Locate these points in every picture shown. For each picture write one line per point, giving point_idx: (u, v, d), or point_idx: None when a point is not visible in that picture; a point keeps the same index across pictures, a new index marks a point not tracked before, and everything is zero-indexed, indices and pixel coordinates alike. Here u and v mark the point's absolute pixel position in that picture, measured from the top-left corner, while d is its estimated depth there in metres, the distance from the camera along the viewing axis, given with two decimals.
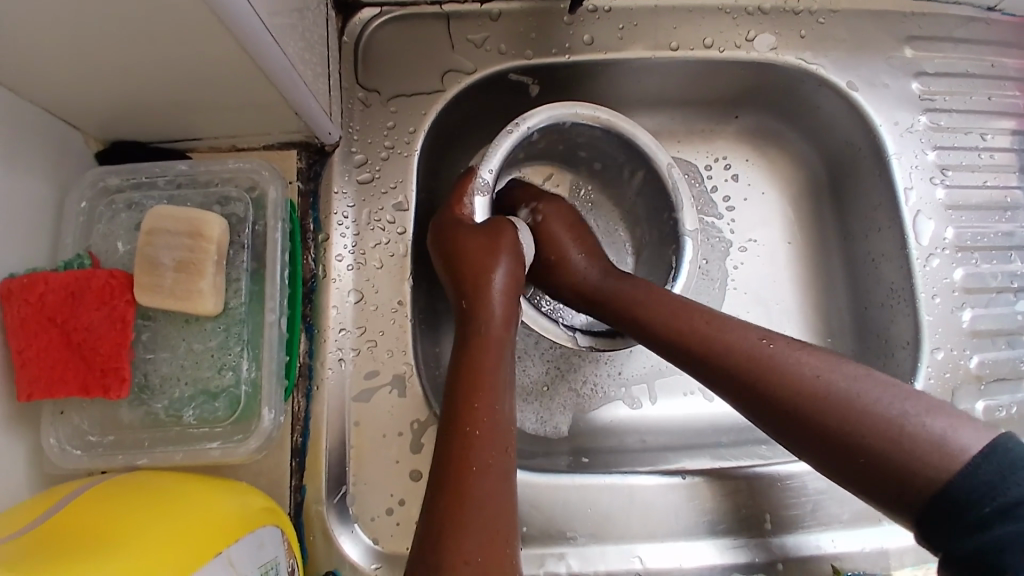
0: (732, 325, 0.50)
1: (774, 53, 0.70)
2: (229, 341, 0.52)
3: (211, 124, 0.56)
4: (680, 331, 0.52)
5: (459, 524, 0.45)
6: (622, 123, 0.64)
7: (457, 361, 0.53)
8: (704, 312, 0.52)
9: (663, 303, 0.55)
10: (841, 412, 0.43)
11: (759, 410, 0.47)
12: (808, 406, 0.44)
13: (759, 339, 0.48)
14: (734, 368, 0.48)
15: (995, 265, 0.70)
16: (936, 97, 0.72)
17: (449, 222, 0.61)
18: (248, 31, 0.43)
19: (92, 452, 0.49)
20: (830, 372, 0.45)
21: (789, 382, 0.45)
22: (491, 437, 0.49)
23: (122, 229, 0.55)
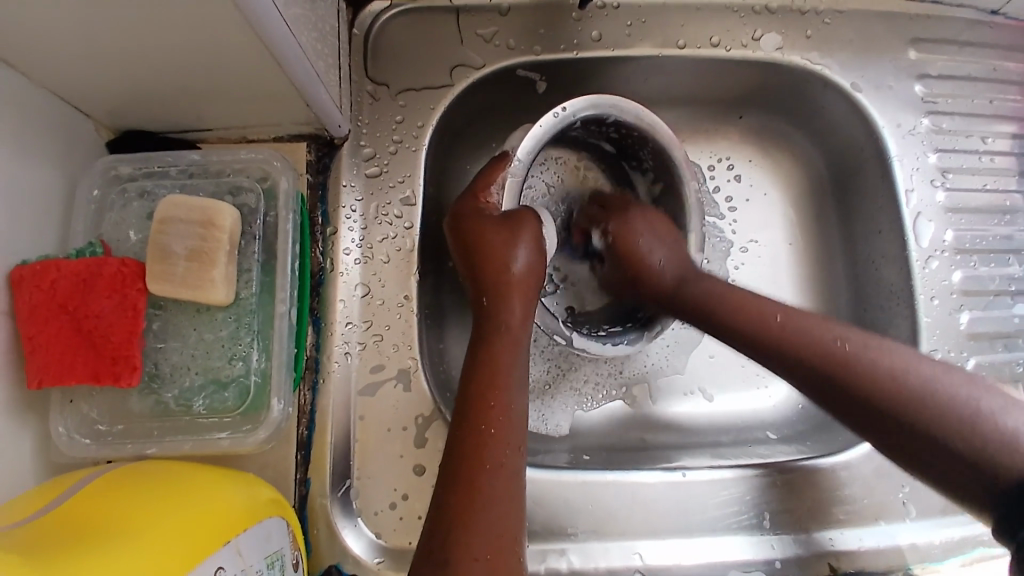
0: (811, 324, 0.52)
1: (780, 53, 0.71)
2: (239, 331, 0.52)
3: (221, 114, 0.55)
4: (757, 328, 0.54)
5: (471, 521, 0.46)
6: (664, 134, 0.64)
7: (475, 359, 0.54)
8: (787, 311, 0.54)
9: (740, 301, 0.56)
10: (919, 407, 0.44)
11: (840, 402, 0.48)
12: (888, 398, 0.46)
13: (834, 338, 0.50)
14: (811, 362, 0.50)
15: (993, 268, 0.71)
16: (939, 99, 0.72)
17: (471, 212, 0.60)
18: (265, 18, 0.43)
19: (101, 440, 0.50)
20: (913, 369, 0.46)
21: (867, 377, 0.47)
22: (506, 436, 0.51)
23: (133, 218, 0.54)
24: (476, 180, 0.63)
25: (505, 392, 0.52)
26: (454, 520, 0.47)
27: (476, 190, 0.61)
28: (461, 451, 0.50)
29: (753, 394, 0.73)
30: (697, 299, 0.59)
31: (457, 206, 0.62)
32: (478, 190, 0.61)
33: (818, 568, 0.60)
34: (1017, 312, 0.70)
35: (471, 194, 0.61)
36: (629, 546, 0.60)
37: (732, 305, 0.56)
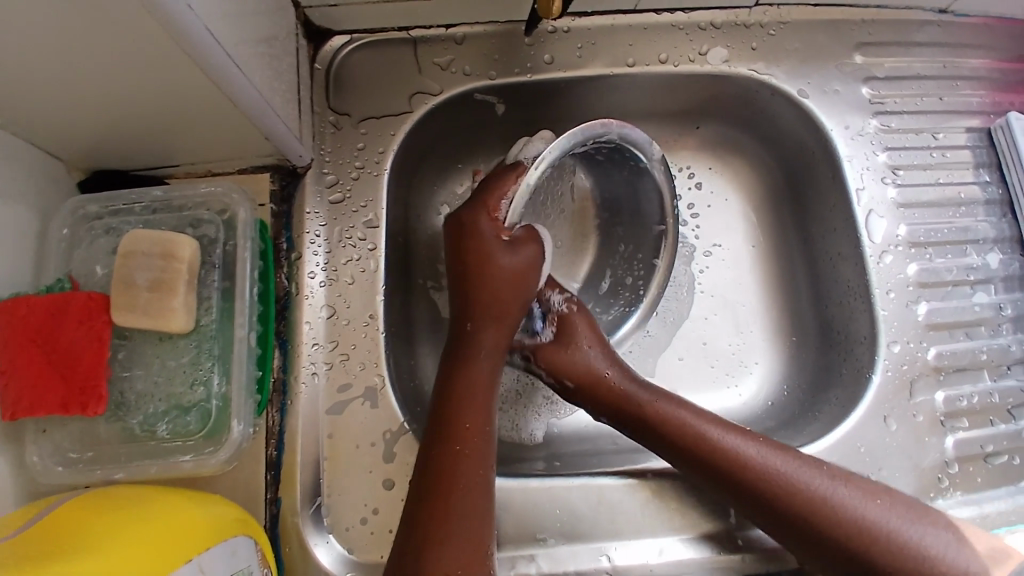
0: (789, 464, 0.54)
1: (727, 65, 0.73)
2: (200, 357, 0.54)
3: (186, 151, 0.58)
4: (750, 476, 0.54)
5: (442, 537, 0.48)
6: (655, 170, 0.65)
7: (452, 381, 0.55)
8: (762, 442, 0.56)
9: (724, 448, 0.55)
10: (887, 553, 0.51)
11: (799, 534, 0.53)
12: (866, 543, 0.51)
13: (815, 477, 0.53)
14: (796, 510, 0.53)
15: (950, 259, 0.72)
16: (887, 100, 0.74)
17: (475, 230, 0.57)
18: (213, 62, 0.46)
19: (73, 467, 0.52)
20: (876, 505, 0.52)
21: (850, 525, 0.51)
22: (478, 456, 0.52)
23: (101, 253, 0.57)
24: (485, 191, 0.59)
25: (479, 415, 0.54)
26: (425, 537, 0.48)
27: (487, 205, 0.58)
28: (437, 469, 0.51)
29: (724, 393, 0.74)
30: (677, 440, 0.56)
31: (463, 217, 0.59)
32: (488, 206, 0.58)
33: (785, 564, 0.61)
34: (977, 301, 0.71)
35: (480, 209, 0.58)
36: (597, 548, 0.60)
37: (700, 441, 0.56)
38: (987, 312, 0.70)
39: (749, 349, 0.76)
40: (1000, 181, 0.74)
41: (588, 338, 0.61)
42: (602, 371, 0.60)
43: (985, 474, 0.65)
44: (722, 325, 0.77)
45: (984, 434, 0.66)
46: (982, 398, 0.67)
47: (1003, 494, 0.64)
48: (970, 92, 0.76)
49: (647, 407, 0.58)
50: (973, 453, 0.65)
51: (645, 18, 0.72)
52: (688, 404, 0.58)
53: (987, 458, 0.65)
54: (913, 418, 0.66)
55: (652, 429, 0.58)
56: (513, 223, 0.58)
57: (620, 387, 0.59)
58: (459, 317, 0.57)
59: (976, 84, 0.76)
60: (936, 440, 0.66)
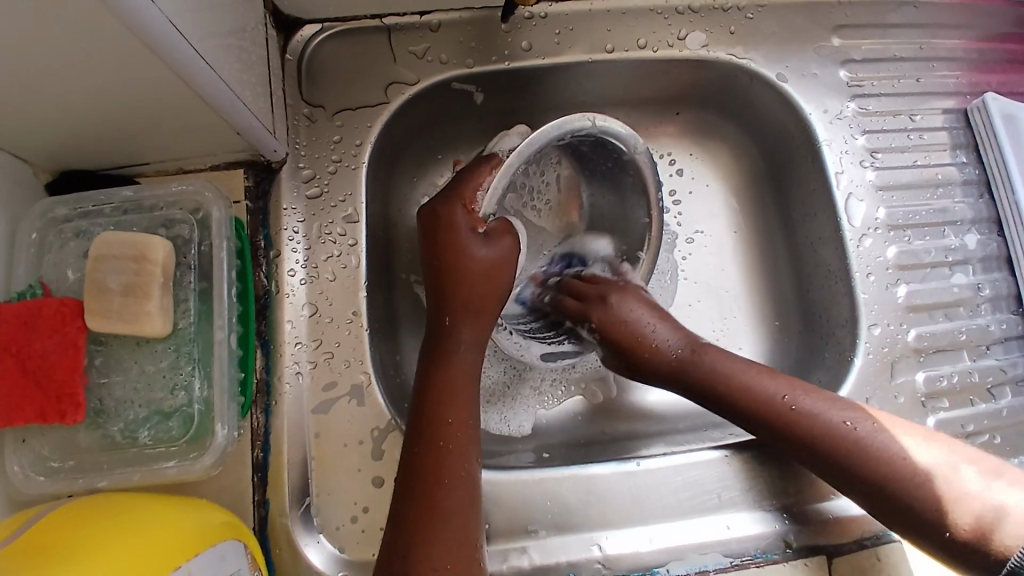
0: (819, 409, 0.57)
1: (706, 50, 0.73)
2: (179, 361, 0.53)
3: (155, 148, 0.56)
4: (795, 421, 0.57)
5: (428, 534, 0.48)
6: (643, 164, 0.63)
7: (433, 375, 0.55)
8: (807, 389, 0.58)
9: (770, 395, 0.58)
10: (918, 490, 0.52)
11: (846, 476, 0.55)
12: (912, 483, 0.52)
13: (844, 420, 0.56)
14: (839, 451, 0.55)
15: (928, 241, 0.73)
16: (864, 82, 0.75)
17: (450, 223, 0.56)
18: (179, 57, 0.44)
19: (54, 476, 0.50)
20: (907, 445, 0.54)
21: (879, 464, 0.54)
22: (462, 450, 0.52)
23: (73, 257, 0.55)
24: (459, 183, 0.58)
25: (463, 410, 0.53)
26: (412, 534, 0.49)
27: (462, 197, 0.56)
28: (421, 466, 0.51)
29: None
30: (726, 389, 0.59)
31: (438, 209, 0.57)
32: (462, 198, 0.56)
33: (774, 547, 0.61)
34: (955, 282, 0.72)
35: (455, 200, 0.57)
36: (588, 538, 0.61)
37: (748, 388, 0.59)
38: (965, 293, 0.72)
39: (733, 335, 0.77)
40: (977, 162, 0.75)
41: (646, 314, 0.62)
42: (652, 332, 0.62)
43: None
44: (706, 311, 0.77)
45: (965, 413, 0.68)
46: (961, 377, 0.69)
47: None
48: (946, 74, 0.77)
49: (679, 363, 0.61)
50: (954, 432, 0.67)
51: (623, 3, 0.71)
52: (735, 356, 0.61)
53: (968, 437, 0.67)
54: (895, 399, 0.67)
55: (687, 382, 0.61)
56: (489, 214, 0.58)
57: (669, 346, 0.62)
58: (437, 312, 0.57)
59: (952, 65, 0.77)
60: (918, 419, 0.67)
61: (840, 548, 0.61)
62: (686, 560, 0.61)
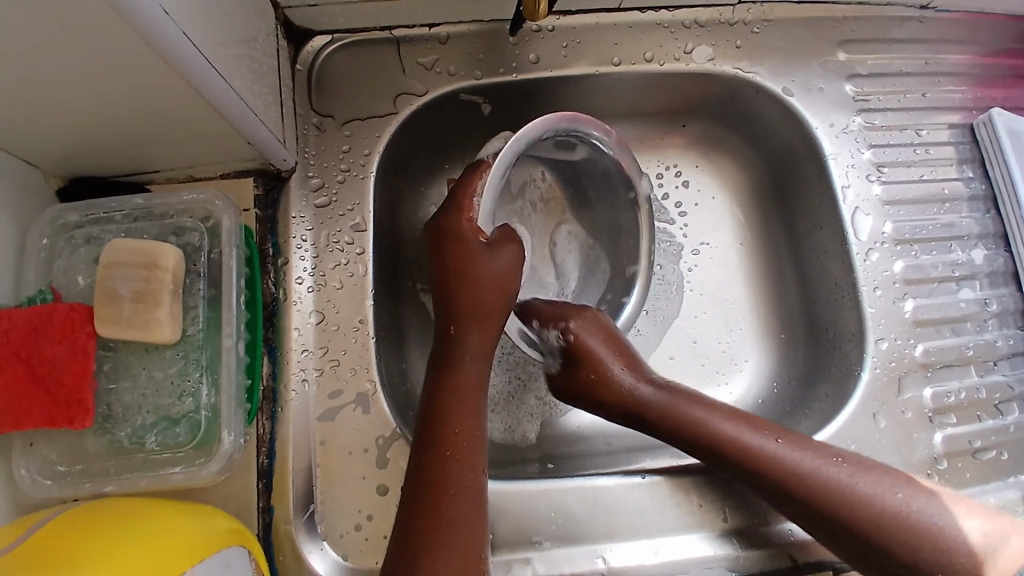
0: (806, 454, 0.55)
1: (712, 64, 0.73)
2: (187, 368, 0.53)
3: (167, 156, 0.57)
4: (761, 467, 0.55)
5: (435, 543, 0.48)
6: (617, 151, 0.67)
7: (439, 384, 0.55)
8: (773, 433, 0.57)
9: (738, 441, 0.56)
10: (891, 539, 0.51)
11: (816, 522, 0.54)
12: (882, 531, 0.52)
13: (834, 465, 0.54)
14: (808, 499, 0.54)
15: (935, 256, 0.73)
16: (870, 97, 0.75)
17: (453, 232, 0.57)
18: (193, 66, 0.45)
19: (60, 480, 0.51)
20: (896, 490, 0.53)
21: (869, 513, 0.52)
22: (468, 460, 0.52)
23: (83, 263, 0.56)
24: (458, 192, 0.59)
25: (470, 417, 0.54)
26: (418, 542, 0.48)
27: (463, 207, 0.58)
28: (428, 473, 0.51)
29: (715, 390, 0.75)
30: (692, 434, 0.58)
31: (440, 221, 0.58)
32: (464, 208, 0.58)
33: (779, 561, 0.62)
34: (962, 297, 0.72)
35: (456, 210, 0.58)
36: (593, 550, 0.61)
37: (715, 434, 0.57)
38: (972, 308, 0.72)
39: (738, 346, 0.77)
40: (983, 177, 0.75)
41: (605, 351, 0.60)
42: (618, 374, 0.60)
43: (974, 469, 0.66)
44: (711, 322, 0.77)
45: (972, 430, 0.67)
46: (969, 393, 0.69)
47: (992, 488, 0.65)
48: (951, 89, 0.77)
49: (664, 405, 0.59)
50: (961, 448, 0.67)
51: (630, 17, 0.72)
52: (698, 399, 0.59)
53: (975, 453, 0.67)
54: (902, 414, 0.67)
55: (673, 426, 0.59)
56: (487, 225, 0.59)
57: (634, 389, 0.60)
58: (443, 322, 0.57)
59: (957, 81, 0.77)
60: (925, 435, 0.67)
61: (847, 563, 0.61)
62: (691, 573, 0.61)
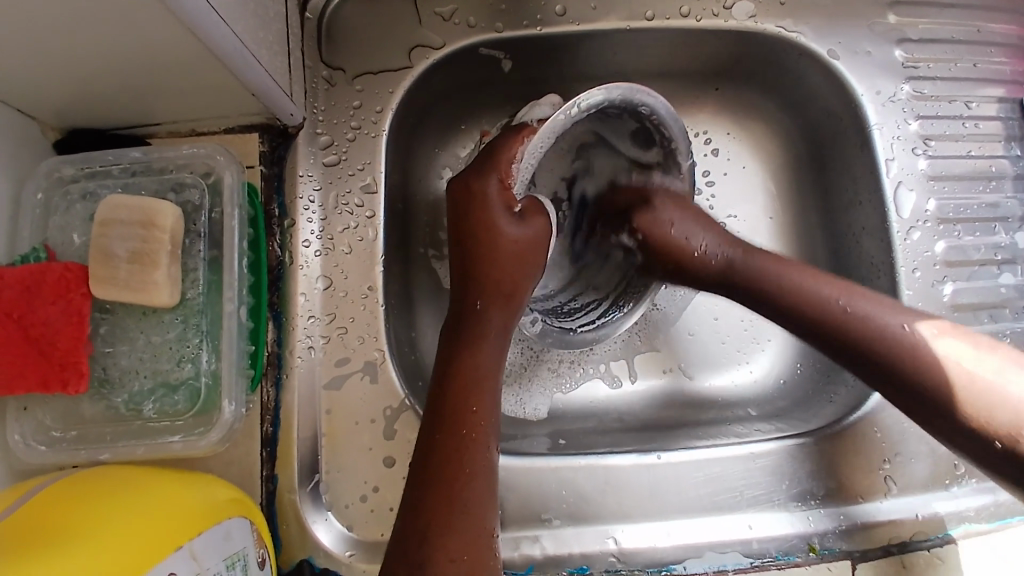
0: (873, 307, 0.51)
1: (753, 21, 0.68)
2: (187, 333, 0.51)
3: (166, 107, 0.54)
4: (815, 314, 0.53)
5: (444, 526, 0.46)
6: (682, 141, 0.57)
7: (453, 362, 0.52)
8: (841, 284, 0.54)
9: (791, 284, 0.55)
10: (999, 407, 0.45)
11: (890, 383, 0.50)
12: (975, 399, 0.46)
13: (902, 326, 0.50)
14: (871, 350, 0.50)
15: (978, 237, 0.68)
16: (920, 64, 0.69)
17: (483, 195, 0.53)
18: (194, 9, 0.41)
19: (56, 447, 0.49)
20: (976, 360, 0.47)
21: (936, 368, 0.48)
22: (482, 441, 0.50)
23: (79, 220, 0.53)
24: (496, 151, 0.54)
25: (487, 397, 0.51)
26: (426, 525, 0.46)
27: (498, 169, 0.53)
28: (442, 454, 0.49)
29: (735, 369, 0.72)
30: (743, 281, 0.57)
31: (471, 181, 0.54)
32: (499, 170, 0.53)
33: (798, 550, 0.59)
34: (1003, 282, 0.68)
35: (489, 171, 0.53)
36: (603, 531, 0.59)
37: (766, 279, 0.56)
38: (1012, 294, 0.67)
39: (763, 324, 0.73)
40: None
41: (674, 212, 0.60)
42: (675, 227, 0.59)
43: None
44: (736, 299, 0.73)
45: None
46: None
47: None
48: (1003, 60, 0.71)
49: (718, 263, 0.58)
50: None
51: None
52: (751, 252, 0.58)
53: None
54: None
55: (745, 288, 0.57)
56: (520, 192, 0.54)
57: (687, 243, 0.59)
58: (467, 294, 0.55)
59: (1009, 52, 0.71)
60: None
61: (866, 553, 0.58)
62: (704, 558, 0.59)
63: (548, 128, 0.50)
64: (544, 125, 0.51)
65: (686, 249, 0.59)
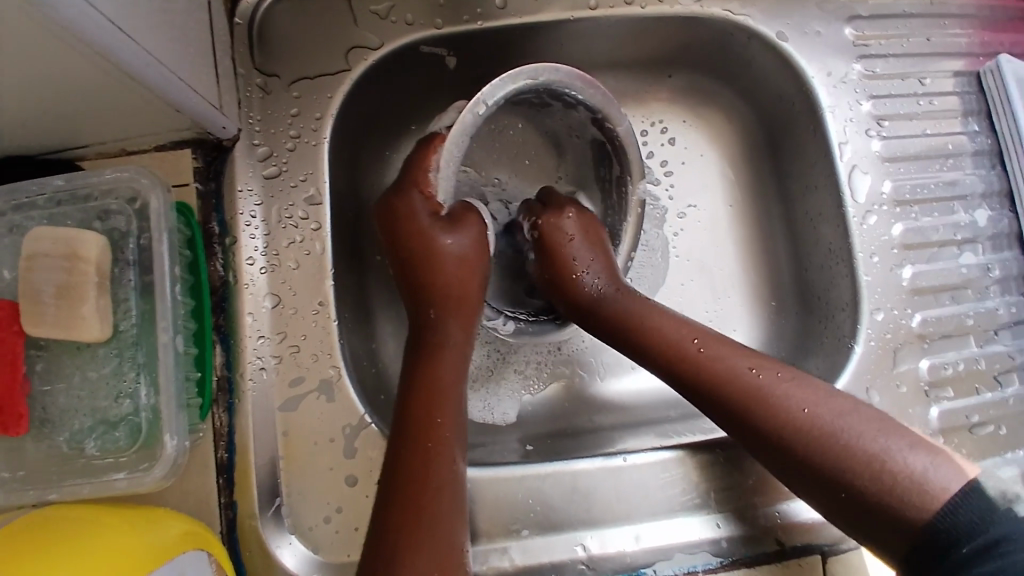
0: (731, 359, 0.53)
1: (700, 5, 0.66)
2: (123, 367, 0.50)
3: (89, 130, 0.51)
4: (678, 361, 0.54)
5: (414, 541, 0.45)
6: (604, 101, 0.58)
7: (413, 376, 0.52)
8: (706, 337, 0.55)
9: (659, 338, 0.55)
10: (847, 460, 0.46)
11: (750, 438, 0.51)
12: (830, 462, 0.47)
13: (750, 369, 0.52)
14: (732, 402, 0.51)
15: (937, 218, 0.68)
16: (871, 42, 0.68)
17: (410, 211, 0.56)
18: (92, 28, 0.38)
19: (5, 489, 0.48)
20: (819, 405, 0.49)
21: (776, 412, 0.49)
22: (451, 450, 0.49)
23: (6, 255, 0.51)
24: (411, 167, 0.56)
25: (450, 406, 0.51)
26: (397, 539, 0.45)
27: (417, 183, 0.55)
28: (410, 469, 0.48)
29: None
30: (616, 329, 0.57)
31: (395, 202, 0.56)
32: (418, 183, 0.55)
33: (766, 545, 0.60)
34: (964, 263, 0.68)
35: (410, 187, 0.56)
36: (571, 539, 0.59)
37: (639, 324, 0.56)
38: (973, 273, 0.67)
39: (726, 315, 0.73)
40: (989, 130, 0.70)
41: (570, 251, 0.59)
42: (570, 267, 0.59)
43: (970, 444, 0.63)
44: (698, 291, 0.73)
45: (969, 403, 0.64)
46: (967, 364, 0.65)
47: (988, 462, 0.63)
48: (959, 33, 0.70)
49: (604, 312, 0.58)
50: (957, 422, 0.64)
51: None
52: (630, 308, 0.57)
53: (971, 427, 0.64)
54: (897, 389, 0.64)
55: (607, 321, 0.58)
56: (448, 200, 0.56)
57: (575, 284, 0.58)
58: (419, 307, 0.55)
59: (965, 24, 0.70)
60: (919, 410, 0.64)
61: (835, 546, 0.60)
62: (673, 560, 0.59)
63: (459, 129, 0.53)
64: (455, 127, 0.53)
65: (568, 267, 0.59)
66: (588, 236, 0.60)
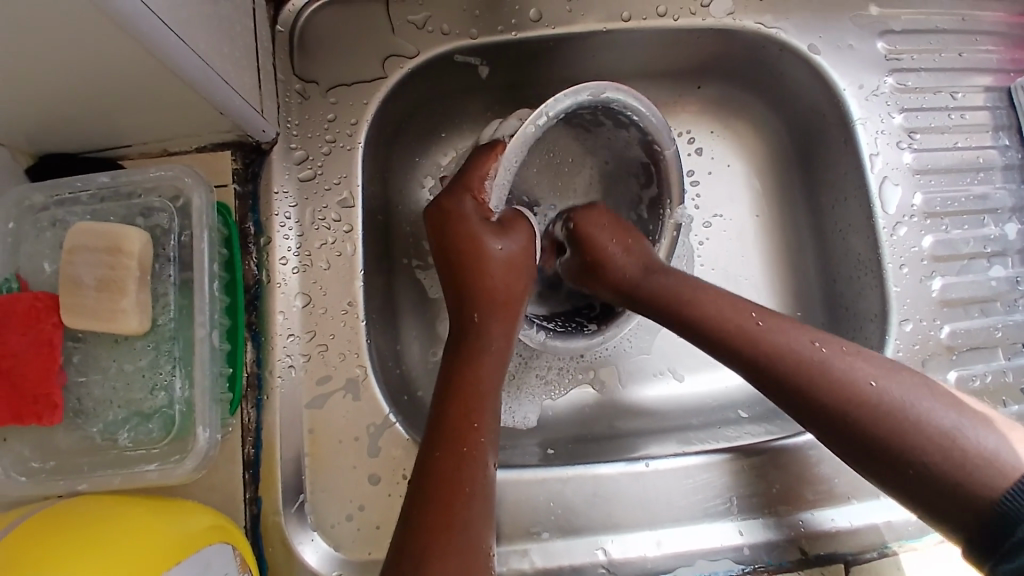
0: (786, 331, 0.49)
1: (732, 18, 0.66)
2: (159, 360, 0.51)
3: (132, 129, 0.53)
4: (731, 332, 0.50)
5: (442, 545, 0.45)
6: (659, 125, 0.59)
7: (450, 380, 0.52)
8: (759, 311, 0.51)
9: (713, 308, 0.52)
10: (918, 438, 0.41)
11: (812, 419, 0.45)
12: (900, 442, 0.41)
13: (810, 342, 0.47)
14: (788, 381, 0.47)
15: (967, 230, 0.67)
16: (904, 56, 0.68)
17: (460, 214, 0.56)
18: (147, 28, 0.40)
19: (37, 477, 0.49)
20: (887, 378, 0.44)
21: (837, 387, 0.44)
22: (484, 455, 0.49)
23: (48, 248, 0.52)
24: (467, 171, 0.57)
25: (486, 412, 0.51)
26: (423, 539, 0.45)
27: (469, 187, 0.56)
28: (436, 469, 0.48)
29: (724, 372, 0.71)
30: (664, 300, 0.55)
31: (443, 203, 0.57)
32: (472, 189, 0.56)
33: (788, 553, 0.59)
34: (994, 275, 0.67)
35: (461, 191, 0.56)
36: (592, 542, 0.58)
37: (692, 297, 0.53)
38: (1003, 287, 0.66)
39: None
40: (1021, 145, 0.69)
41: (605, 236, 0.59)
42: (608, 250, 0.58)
43: None
44: None
45: None
46: (995, 376, 0.64)
47: None
48: (991, 48, 0.70)
49: (651, 288, 0.56)
50: None
51: None
52: (675, 283, 0.55)
53: None
54: None
55: (650, 297, 0.56)
56: (499, 207, 0.58)
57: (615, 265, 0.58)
58: (462, 308, 0.55)
59: (998, 39, 0.70)
60: None
61: (858, 556, 0.58)
62: (695, 565, 0.58)
63: (521, 139, 0.56)
64: (515, 138, 0.56)
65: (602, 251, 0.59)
66: (618, 226, 0.60)
